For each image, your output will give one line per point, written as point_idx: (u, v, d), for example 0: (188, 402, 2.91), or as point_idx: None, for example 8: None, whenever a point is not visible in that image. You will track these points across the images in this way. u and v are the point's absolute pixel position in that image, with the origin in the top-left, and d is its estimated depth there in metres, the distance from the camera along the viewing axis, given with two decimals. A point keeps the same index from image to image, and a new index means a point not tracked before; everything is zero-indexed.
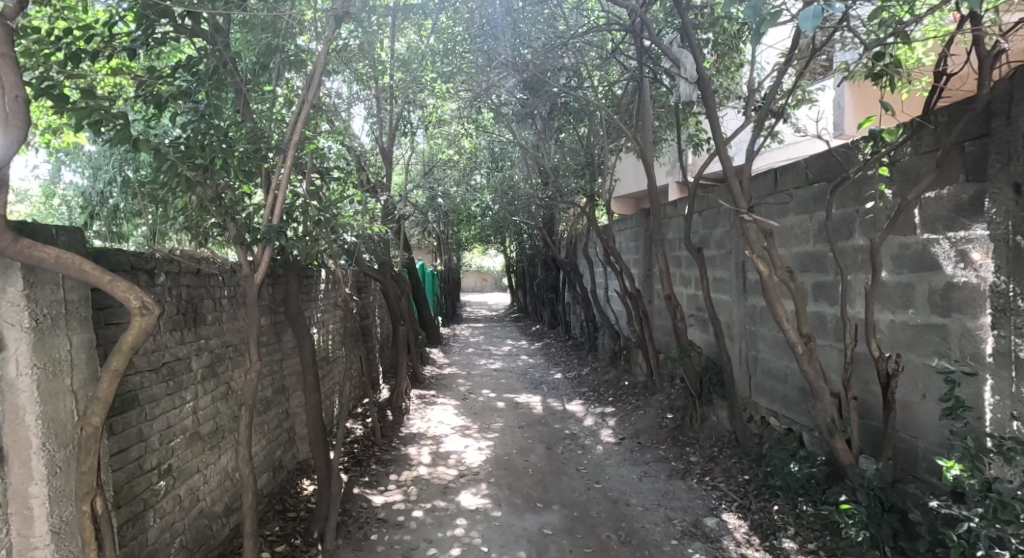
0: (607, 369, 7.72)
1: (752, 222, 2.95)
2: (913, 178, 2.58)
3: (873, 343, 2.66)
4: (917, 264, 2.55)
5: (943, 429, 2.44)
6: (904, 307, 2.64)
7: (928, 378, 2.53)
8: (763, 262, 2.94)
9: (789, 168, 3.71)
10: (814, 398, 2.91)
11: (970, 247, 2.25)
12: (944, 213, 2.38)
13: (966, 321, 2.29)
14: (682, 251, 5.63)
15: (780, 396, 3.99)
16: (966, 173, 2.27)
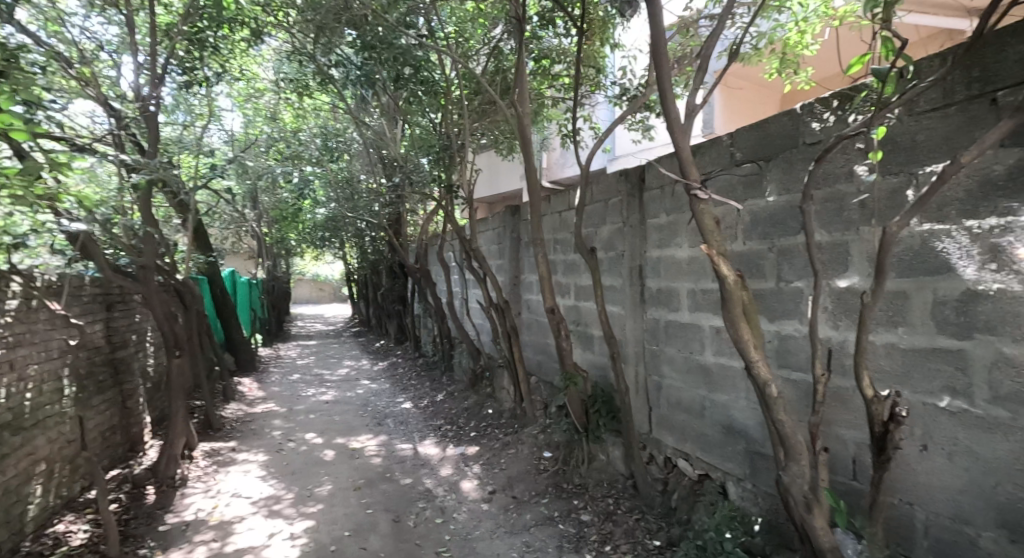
0: (466, 395, 6.53)
1: (708, 203, 2.00)
2: (909, 150, 1.87)
3: (862, 375, 1.79)
4: (915, 268, 1.83)
5: (959, 494, 1.73)
6: (889, 324, 1.93)
7: (937, 425, 1.79)
8: (724, 262, 1.98)
9: (710, 147, 2.91)
10: (785, 454, 2.02)
11: (1009, 241, 1.56)
12: (955, 197, 1.71)
13: (1001, 346, 1.60)
14: (561, 255, 4.69)
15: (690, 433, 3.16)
16: (1006, 139, 1.58)
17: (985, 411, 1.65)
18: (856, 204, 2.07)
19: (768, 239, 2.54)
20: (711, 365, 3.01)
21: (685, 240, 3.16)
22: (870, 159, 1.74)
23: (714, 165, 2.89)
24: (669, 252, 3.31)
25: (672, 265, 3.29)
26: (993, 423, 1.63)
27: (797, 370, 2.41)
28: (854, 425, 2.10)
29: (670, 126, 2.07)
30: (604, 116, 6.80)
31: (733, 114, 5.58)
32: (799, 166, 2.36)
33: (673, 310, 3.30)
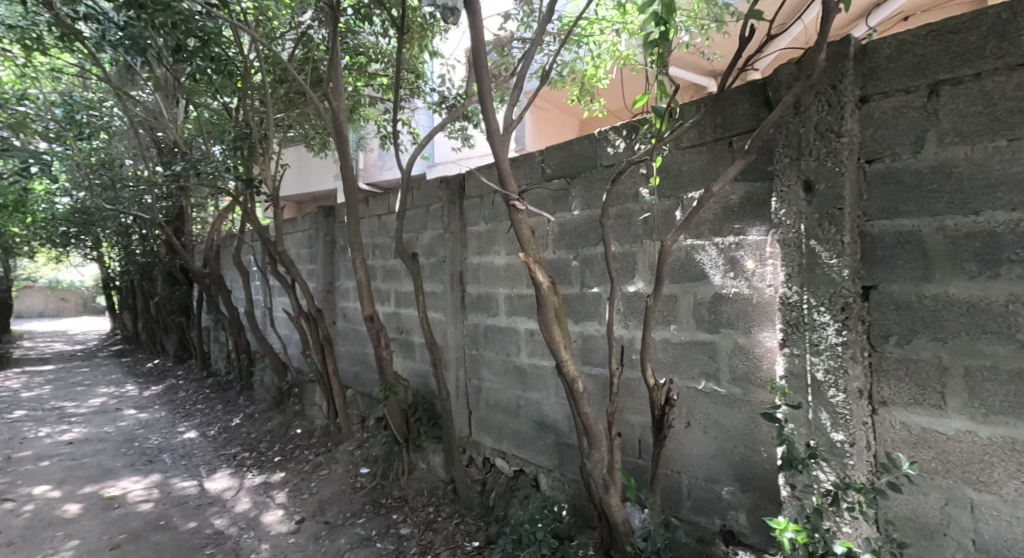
0: (268, 415, 5.93)
1: (526, 213, 2.07)
2: (677, 177, 2.01)
3: (647, 365, 1.85)
4: (678, 272, 2.03)
5: (710, 466, 1.96)
6: (664, 322, 2.09)
7: (697, 408, 1.99)
8: (541, 268, 2.00)
9: (524, 161, 3.01)
10: (588, 442, 1.98)
11: (740, 254, 1.84)
12: (709, 216, 1.92)
13: (739, 337, 1.86)
14: (380, 260, 4.56)
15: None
16: (743, 173, 1.82)
17: (728, 390, 1.90)
18: (641, 220, 2.14)
19: (574, 249, 2.66)
20: (526, 365, 3.20)
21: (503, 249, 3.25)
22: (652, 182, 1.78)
23: (527, 180, 2.94)
24: (489, 258, 3.44)
25: (492, 271, 3.42)
26: (732, 399, 1.88)
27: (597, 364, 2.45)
28: (640, 410, 2.18)
29: (491, 136, 2.13)
30: (422, 121, 6.83)
31: (541, 134, 6.03)
32: (598, 187, 2.53)
33: (491, 315, 3.43)
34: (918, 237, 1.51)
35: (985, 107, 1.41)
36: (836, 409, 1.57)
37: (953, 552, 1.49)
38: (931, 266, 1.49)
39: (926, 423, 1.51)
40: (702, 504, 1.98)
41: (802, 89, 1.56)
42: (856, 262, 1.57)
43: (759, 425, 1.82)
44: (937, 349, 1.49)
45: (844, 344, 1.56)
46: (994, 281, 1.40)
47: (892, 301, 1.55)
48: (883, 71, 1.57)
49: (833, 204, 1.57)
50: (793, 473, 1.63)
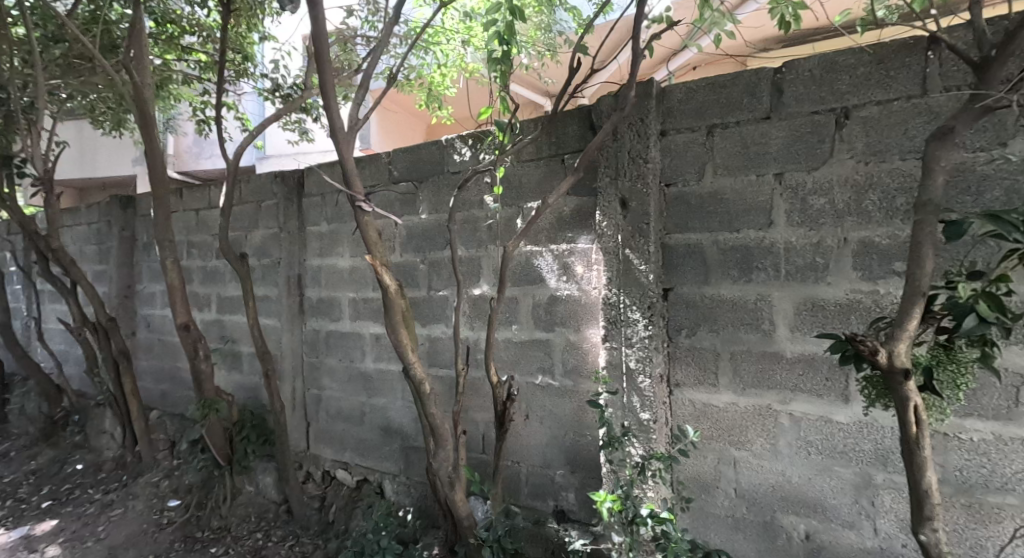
0: (28, 453, 4.38)
1: (371, 214, 2.01)
2: (518, 188, 2.15)
3: (491, 364, 1.94)
4: (518, 276, 2.17)
5: (545, 454, 2.13)
6: (506, 323, 2.21)
7: (534, 402, 2.15)
8: (387, 271, 1.96)
9: (366, 162, 2.67)
10: (434, 442, 1.98)
11: (571, 260, 2.03)
12: (546, 225, 2.09)
13: (570, 334, 2.05)
14: (199, 261, 3.82)
15: (333, 437, 2.96)
16: (574, 188, 2.01)
17: (560, 383, 2.08)
18: (486, 227, 2.24)
19: (421, 253, 2.47)
20: (372, 372, 2.78)
21: (347, 249, 2.83)
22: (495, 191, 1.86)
23: (373, 179, 2.65)
24: (329, 262, 2.93)
25: (332, 275, 2.93)
26: (564, 390, 2.07)
27: (445, 366, 2.41)
28: (484, 406, 2.28)
29: (333, 133, 2.03)
30: (252, 106, 6.20)
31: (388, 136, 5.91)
32: (446, 192, 2.37)
33: (333, 320, 2.93)
34: (701, 249, 1.83)
35: (742, 149, 1.76)
36: (643, 393, 1.82)
37: (723, 501, 1.84)
38: (710, 271, 1.82)
39: (704, 399, 1.85)
40: (538, 489, 2.14)
41: (618, 119, 1.78)
42: (658, 267, 1.85)
43: (585, 412, 2.02)
44: (713, 339, 1.83)
45: (650, 337, 1.81)
46: (751, 284, 1.75)
47: (683, 300, 1.87)
48: (676, 111, 1.86)
49: (643, 219, 1.82)
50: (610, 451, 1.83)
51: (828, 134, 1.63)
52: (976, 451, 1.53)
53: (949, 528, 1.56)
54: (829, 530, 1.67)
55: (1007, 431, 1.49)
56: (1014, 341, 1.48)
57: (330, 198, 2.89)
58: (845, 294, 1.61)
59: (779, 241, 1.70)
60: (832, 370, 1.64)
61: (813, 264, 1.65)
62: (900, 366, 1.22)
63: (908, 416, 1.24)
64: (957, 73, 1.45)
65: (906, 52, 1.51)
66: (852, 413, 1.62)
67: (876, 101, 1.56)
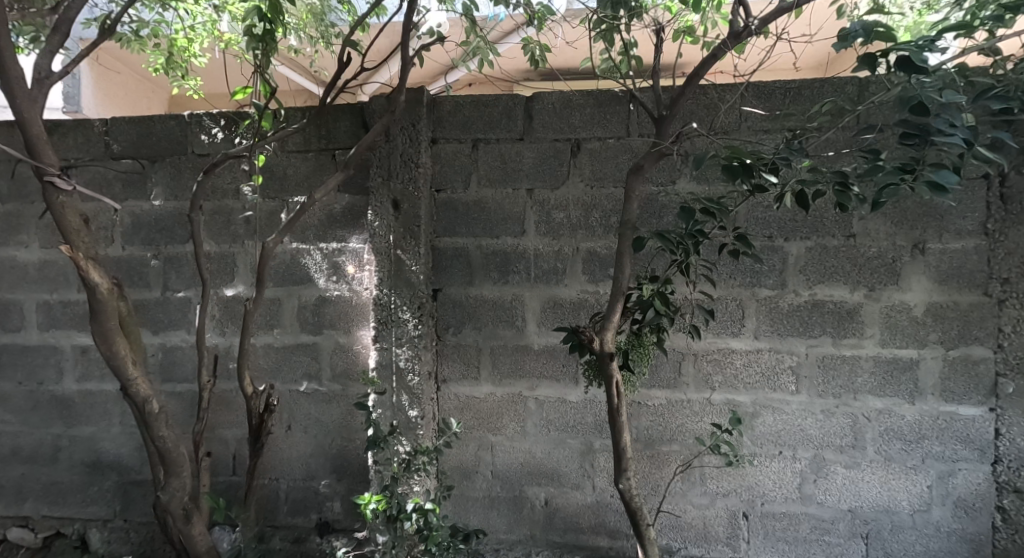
0: None
1: (74, 194, 1.57)
2: (281, 179, 1.97)
3: (245, 373, 1.73)
4: (280, 277, 1.99)
5: (308, 465, 1.99)
6: (265, 327, 2.00)
7: (296, 411, 1.99)
8: (96, 267, 1.56)
9: (63, 125, 2.09)
10: (165, 471, 1.67)
11: (342, 260, 1.96)
12: (313, 221, 1.96)
13: (338, 337, 1.97)
14: None
15: (2, 487, 2.20)
16: (345, 186, 1.94)
17: (329, 387, 1.98)
18: (242, 220, 1.98)
19: (152, 246, 2.04)
20: (71, 395, 2.16)
21: (33, 238, 2.16)
22: (254, 179, 1.68)
23: (81, 152, 2.08)
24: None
25: (1, 271, 2.18)
26: (331, 395, 1.97)
27: (184, 381, 2.04)
28: (235, 422, 2.01)
29: (8, 84, 1.49)
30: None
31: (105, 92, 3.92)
32: (188, 176, 2.03)
33: (5, 330, 2.18)
34: (466, 252, 1.97)
35: (501, 164, 1.96)
36: (413, 390, 1.86)
37: (481, 483, 2.01)
38: (474, 274, 1.97)
39: (468, 392, 1.99)
40: (299, 504, 1.99)
41: (390, 121, 1.79)
42: (427, 268, 1.92)
43: (354, 415, 1.97)
44: (475, 336, 1.98)
45: (420, 336, 1.87)
46: (508, 285, 1.96)
47: (451, 300, 1.98)
48: (446, 122, 1.96)
49: (413, 221, 1.86)
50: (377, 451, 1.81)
51: (566, 159, 1.93)
52: (656, 413, 1.99)
53: (639, 475, 2.01)
54: (562, 494, 1.97)
55: (674, 396, 1.99)
56: (677, 327, 1.96)
57: (3, 168, 2.17)
58: (577, 294, 1.92)
59: (530, 248, 1.94)
60: (568, 358, 1.94)
61: (554, 269, 1.93)
62: (608, 350, 1.57)
63: (613, 390, 1.61)
64: (646, 124, 1.88)
65: (616, 102, 1.90)
66: (580, 393, 1.95)
67: (598, 137, 1.91)
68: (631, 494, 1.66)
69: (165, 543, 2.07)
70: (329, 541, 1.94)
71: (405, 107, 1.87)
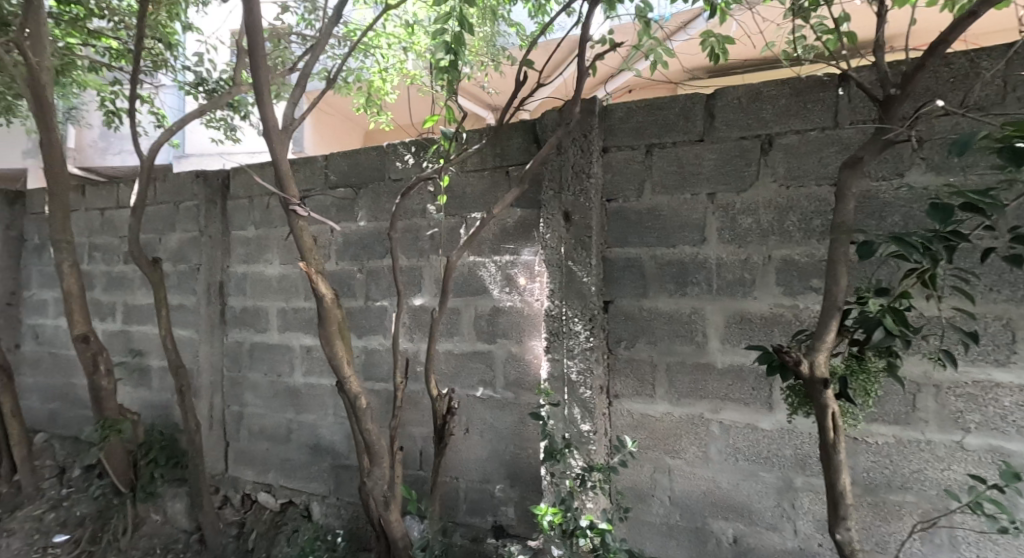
0: None
1: (307, 219, 1.88)
2: (461, 197, 2.13)
3: (430, 377, 1.88)
4: (460, 289, 2.14)
5: (483, 469, 2.09)
6: (447, 334, 2.17)
7: (473, 416, 2.11)
8: (323, 280, 1.85)
9: (297, 165, 2.55)
10: (369, 460, 1.89)
11: (515, 272, 2.03)
12: (488, 236, 2.07)
13: (511, 346, 2.04)
14: (102, 265, 3.32)
15: (255, 457, 2.75)
16: (518, 200, 2.01)
17: (502, 395, 2.06)
18: (428, 236, 2.19)
19: (357, 262, 2.37)
20: (300, 386, 2.60)
21: (277, 257, 2.67)
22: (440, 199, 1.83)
23: (310, 184, 2.52)
24: (255, 269, 2.74)
25: (258, 284, 2.73)
26: (505, 402, 2.05)
27: (381, 380, 2.32)
28: (422, 421, 2.22)
29: (268, 132, 1.86)
30: (171, 99, 5.31)
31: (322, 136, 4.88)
32: (386, 200, 2.31)
33: (259, 331, 2.73)
34: (638, 262, 1.88)
35: (678, 169, 1.84)
36: (586, 403, 1.83)
37: (659, 509, 1.88)
38: (647, 285, 1.87)
39: (642, 409, 1.89)
40: (475, 505, 2.10)
41: (563, 134, 1.81)
42: (599, 279, 1.89)
43: (526, 425, 2.01)
44: (650, 351, 1.88)
45: (592, 347, 1.84)
46: (686, 297, 1.82)
47: (623, 312, 1.91)
48: (617, 129, 1.92)
49: (585, 231, 1.85)
50: (551, 464, 1.81)
51: (754, 158, 1.73)
52: (880, 453, 1.65)
53: (859, 526, 1.67)
54: (755, 534, 1.74)
55: (906, 434, 1.62)
56: (914, 351, 1.60)
57: (258, 201, 2.73)
58: (770, 308, 1.70)
59: (711, 257, 1.78)
60: (759, 380, 1.73)
61: (740, 280, 1.74)
62: (820, 376, 1.30)
63: (828, 421, 1.33)
64: (863, 108, 1.59)
65: (820, 88, 1.64)
66: (776, 421, 1.71)
67: (795, 130, 1.68)
68: (852, 546, 1.38)
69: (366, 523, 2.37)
70: (504, 545, 2.00)
71: (579, 119, 1.88)
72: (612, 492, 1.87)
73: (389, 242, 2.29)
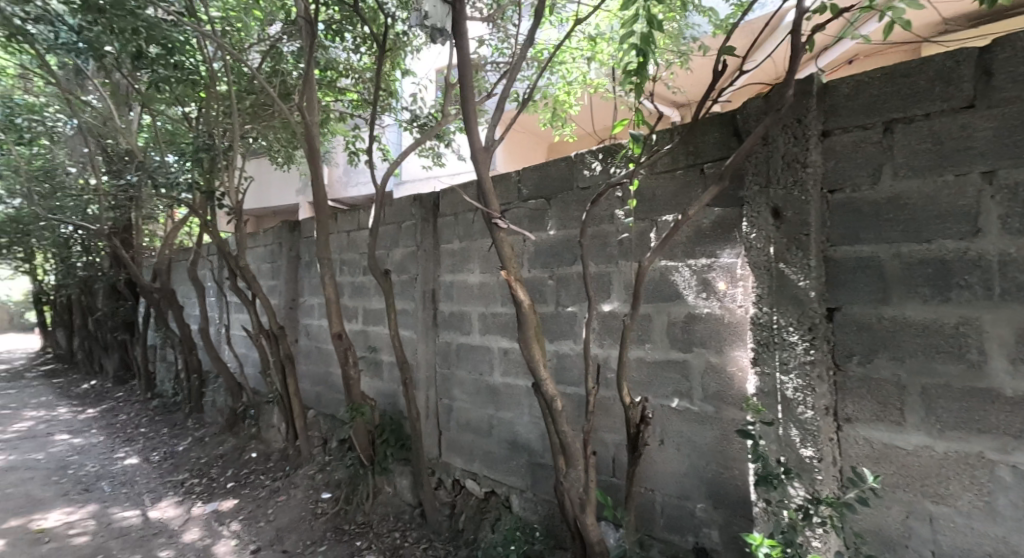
0: (215, 442, 4.71)
1: (506, 230, 2.00)
2: (651, 201, 2.06)
3: (623, 384, 1.85)
4: (651, 294, 2.07)
5: (680, 484, 1.99)
6: (637, 341, 2.12)
7: (667, 427, 2.02)
8: (521, 287, 1.95)
9: (495, 181, 2.73)
10: (565, 461, 1.94)
11: (713, 276, 1.89)
12: (682, 238, 1.97)
13: (710, 356, 1.91)
14: (347, 276, 3.98)
15: (462, 448, 3.00)
16: (716, 198, 1.87)
17: (701, 408, 1.93)
18: (617, 242, 2.17)
19: (548, 269, 2.45)
20: (498, 385, 2.78)
21: (477, 266, 2.89)
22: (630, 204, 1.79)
23: (505, 198, 2.68)
24: (460, 278, 3.01)
25: (462, 290, 2.99)
26: (705, 416, 1.92)
27: (573, 384, 2.35)
28: (615, 428, 2.19)
29: (473, 151, 2.02)
30: (393, 137, 6.34)
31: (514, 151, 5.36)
32: (575, 208, 2.34)
33: (463, 333, 2.99)
34: (877, 262, 1.60)
35: (933, 146, 1.52)
36: (806, 425, 1.62)
37: None
38: (889, 290, 1.58)
39: (887, 438, 1.58)
40: (674, 521, 2.00)
41: (772, 122, 1.63)
42: (819, 283, 1.65)
43: (731, 442, 1.85)
44: (896, 368, 1.57)
45: (812, 361, 1.62)
46: (947, 304, 1.49)
47: (855, 322, 1.63)
48: (841, 108, 1.66)
49: (800, 230, 1.64)
50: (767, 490, 1.65)
51: None
52: None
53: None
54: None
55: None
56: None
57: (461, 216, 2.99)
58: None
59: (986, 253, 1.43)
60: None
61: None
62: None
63: None
64: None
65: None
66: None
67: None
68: None
69: (562, 523, 2.42)
70: None
71: (794, 102, 1.68)
72: (847, 532, 1.60)
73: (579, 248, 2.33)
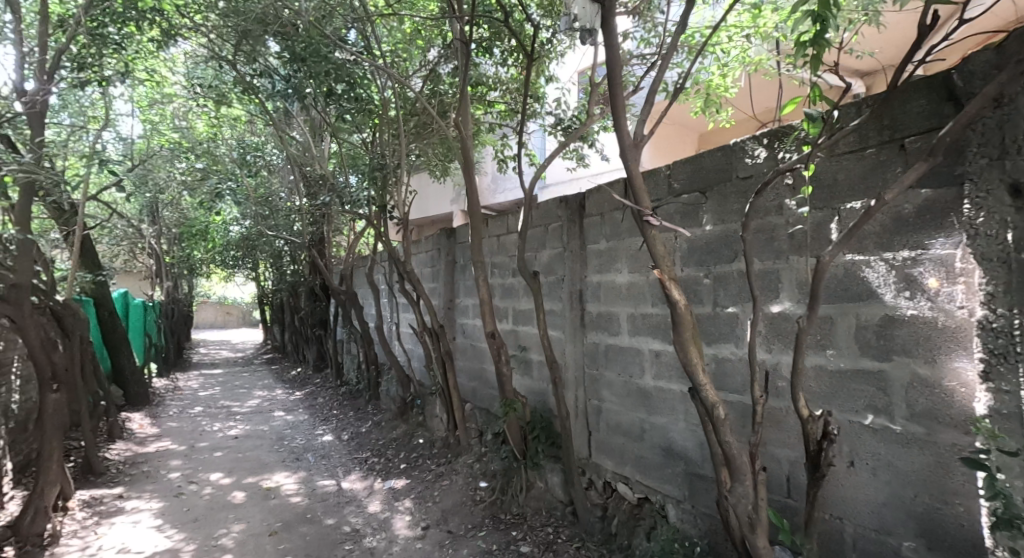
0: (390, 428, 5.18)
1: (656, 226, 1.88)
2: (830, 187, 1.81)
3: (799, 394, 1.64)
4: (834, 293, 1.81)
5: (875, 514, 1.71)
6: (817, 347, 1.87)
7: (858, 448, 1.76)
8: (676, 286, 1.82)
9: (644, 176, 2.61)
10: (730, 474, 1.78)
11: (917, 271, 1.60)
12: (874, 228, 1.70)
13: (917, 368, 1.61)
14: (499, 278, 4.12)
15: (612, 451, 2.92)
16: (923, 178, 1.58)
17: (906, 429, 1.64)
18: (787, 235, 1.94)
19: (704, 267, 2.28)
20: (650, 389, 2.65)
21: (626, 266, 2.80)
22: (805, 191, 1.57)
23: (654, 195, 2.55)
24: (608, 278, 2.93)
25: (611, 291, 2.91)
26: (912, 438, 1.62)
27: (736, 392, 2.16)
28: (789, 444, 1.96)
29: (622, 147, 1.94)
30: (539, 142, 6.48)
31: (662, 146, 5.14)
32: (734, 201, 2.15)
33: (612, 334, 2.91)
34: None
35: None
36: None
37: None
38: None
39: None
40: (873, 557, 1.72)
41: (1009, 79, 1.31)
42: None
43: (952, 471, 1.54)
44: None
45: None
46: None
47: None
48: None
49: None
50: (1012, 538, 1.33)
51: None
52: None
53: None
54: None
55: None
56: None
57: (607, 216, 2.92)
58: None
59: None
60: None
61: None
62: None
63: None
64: None
65: None
66: None
67: None
68: None
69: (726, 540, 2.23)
70: None
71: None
72: None
73: (740, 244, 2.13)
